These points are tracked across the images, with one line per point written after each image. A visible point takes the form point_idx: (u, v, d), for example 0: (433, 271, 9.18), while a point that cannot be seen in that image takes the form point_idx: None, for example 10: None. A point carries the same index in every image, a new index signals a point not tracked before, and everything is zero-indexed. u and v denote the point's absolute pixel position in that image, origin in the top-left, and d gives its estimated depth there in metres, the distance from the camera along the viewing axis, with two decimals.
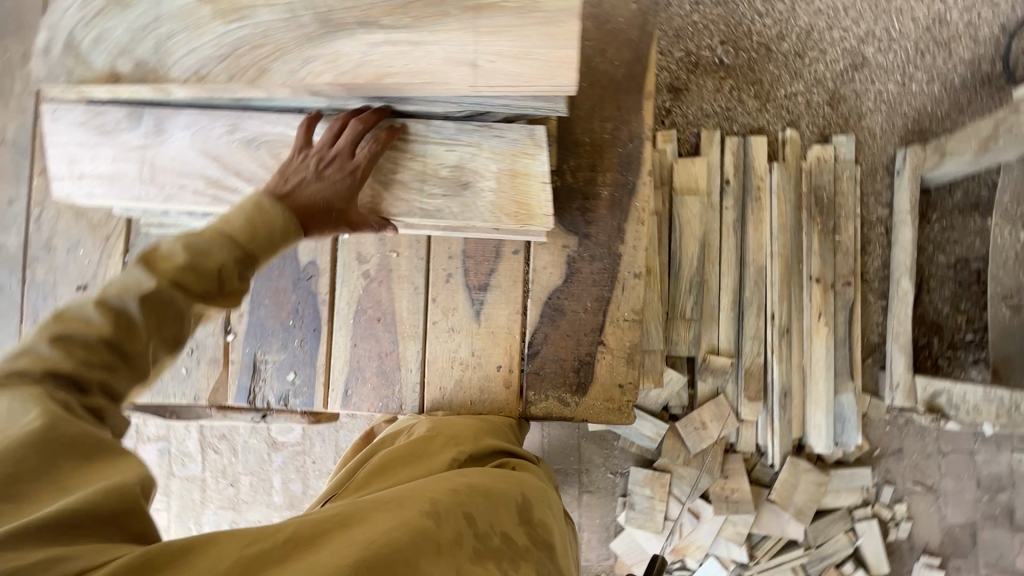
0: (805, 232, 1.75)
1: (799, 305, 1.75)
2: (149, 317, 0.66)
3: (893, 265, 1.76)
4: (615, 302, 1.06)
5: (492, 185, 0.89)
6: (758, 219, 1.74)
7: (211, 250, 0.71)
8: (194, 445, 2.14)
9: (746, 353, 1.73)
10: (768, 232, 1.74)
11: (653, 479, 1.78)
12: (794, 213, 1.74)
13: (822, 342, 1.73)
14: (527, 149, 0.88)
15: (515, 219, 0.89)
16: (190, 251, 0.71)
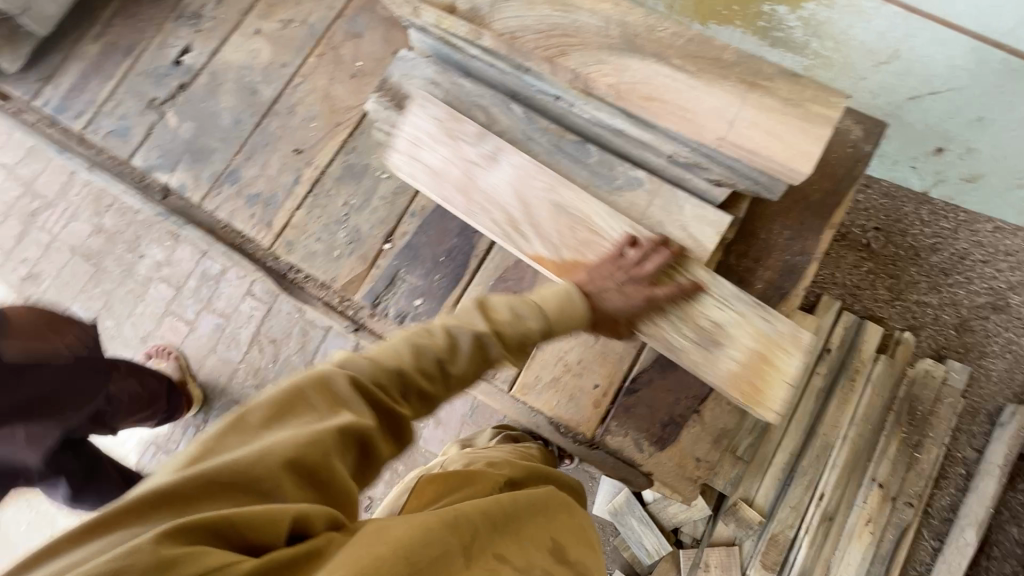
0: (884, 435, 1.69)
1: (850, 501, 1.64)
2: (464, 348, 0.82)
3: (961, 511, 1.68)
4: (724, 394, 1.09)
5: (735, 352, 0.95)
6: (845, 399, 1.68)
7: (529, 318, 0.86)
8: (247, 334, 2.28)
9: (778, 519, 1.64)
10: (847, 419, 1.67)
11: None
12: (883, 411, 1.70)
13: (859, 549, 1.62)
14: (789, 347, 0.94)
15: (748, 397, 0.93)
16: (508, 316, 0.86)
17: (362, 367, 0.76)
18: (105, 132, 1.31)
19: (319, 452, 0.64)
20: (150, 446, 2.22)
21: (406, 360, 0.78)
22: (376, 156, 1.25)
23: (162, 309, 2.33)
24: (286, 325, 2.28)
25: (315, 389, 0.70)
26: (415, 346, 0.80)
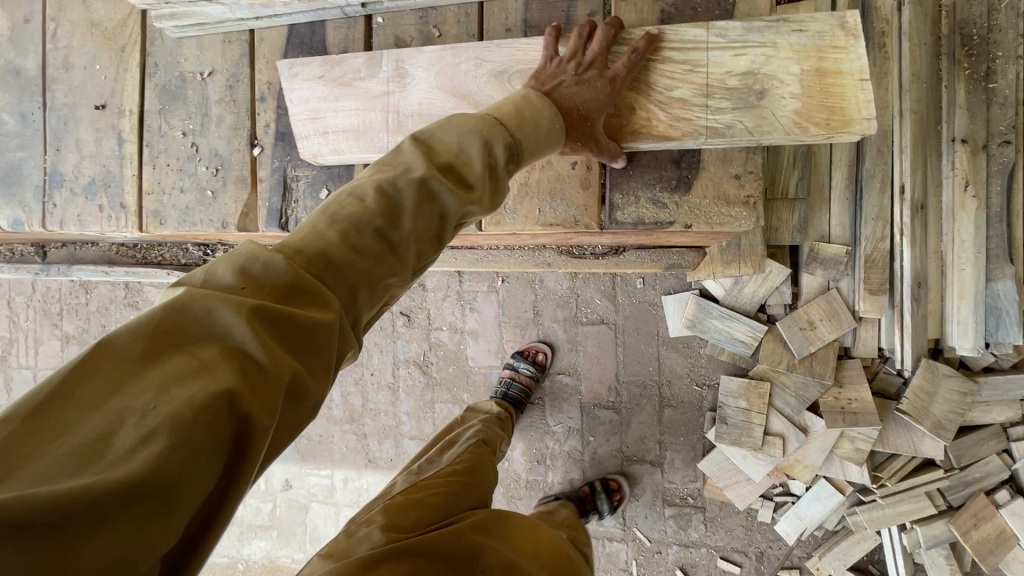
0: (946, 87, 1.58)
1: (935, 176, 1.61)
2: (406, 207, 0.75)
3: None
4: (742, 108, 1.03)
5: (795, 93, 1.01)
6: (887, 74, 1.58)
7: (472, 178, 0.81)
8: None
9: (865, 237, 1.64)
10: (897, 90, 1.58)
11: (748, 388, 1.72)
12: (932, 69, 1.58)
13: (969, 219, 1.56)
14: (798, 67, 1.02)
15: (828, 128, 0.99)
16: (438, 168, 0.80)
17: (325, 237, 0.70)
18: (3, 226, 1.50)
19: (176, 440, 0.50)
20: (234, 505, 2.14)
21: (344, 247, 0.70)
22: (243, 95, 1.37)
23: None
24: None
25: (192, 324, 0.57)
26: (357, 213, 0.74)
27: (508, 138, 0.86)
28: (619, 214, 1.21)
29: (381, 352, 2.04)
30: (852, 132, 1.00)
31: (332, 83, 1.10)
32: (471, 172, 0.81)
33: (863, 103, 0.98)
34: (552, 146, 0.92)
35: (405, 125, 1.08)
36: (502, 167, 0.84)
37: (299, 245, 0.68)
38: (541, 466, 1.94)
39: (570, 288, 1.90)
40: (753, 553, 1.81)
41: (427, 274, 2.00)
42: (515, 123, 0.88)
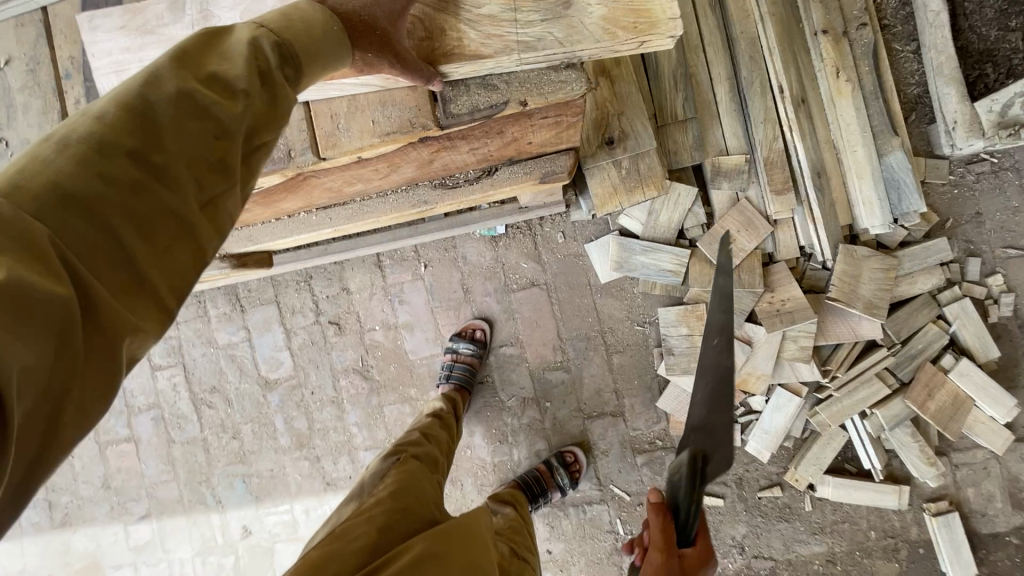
0: None
1: (809, 69, 1.63)
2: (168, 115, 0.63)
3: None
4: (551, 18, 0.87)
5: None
6: None
7: (235, 82, 0.68)
8: (183, 405, 1.97)
9: (759, 141, 1.62)
10: None
11: (686, 313, 1.70)
12: None
13: (848, 103, 1.60)
14: None
15: (637, 31, 0.87)
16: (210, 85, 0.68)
17: (57, 166, 0.56)
18: None
19: None
20: (195, 565, 1.97)
21: (84, 177, 0.57)
22: (49, 78, 1.17)
23: (95, 449, 2.01)
24: (212, 365, 1.96)
25: None
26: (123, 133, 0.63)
27: (277, 41, 0.72)
28: (450, 110, 0.92)
29: (317, 368, 1.93)
30: (662, 36, 0.87)
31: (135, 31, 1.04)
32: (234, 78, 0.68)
33: (667, 2, 0.86)
34: (336, 64, 0.78)
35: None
36: (281, 70, 0.72)
37: (18, 180, 0.55)
38: (505, 445, 1.86)
39: (494, 257, 1.86)
40: (732, 481, 1.77)
41: (348, 276, 1.91)
42: (288, 28, 0.74)
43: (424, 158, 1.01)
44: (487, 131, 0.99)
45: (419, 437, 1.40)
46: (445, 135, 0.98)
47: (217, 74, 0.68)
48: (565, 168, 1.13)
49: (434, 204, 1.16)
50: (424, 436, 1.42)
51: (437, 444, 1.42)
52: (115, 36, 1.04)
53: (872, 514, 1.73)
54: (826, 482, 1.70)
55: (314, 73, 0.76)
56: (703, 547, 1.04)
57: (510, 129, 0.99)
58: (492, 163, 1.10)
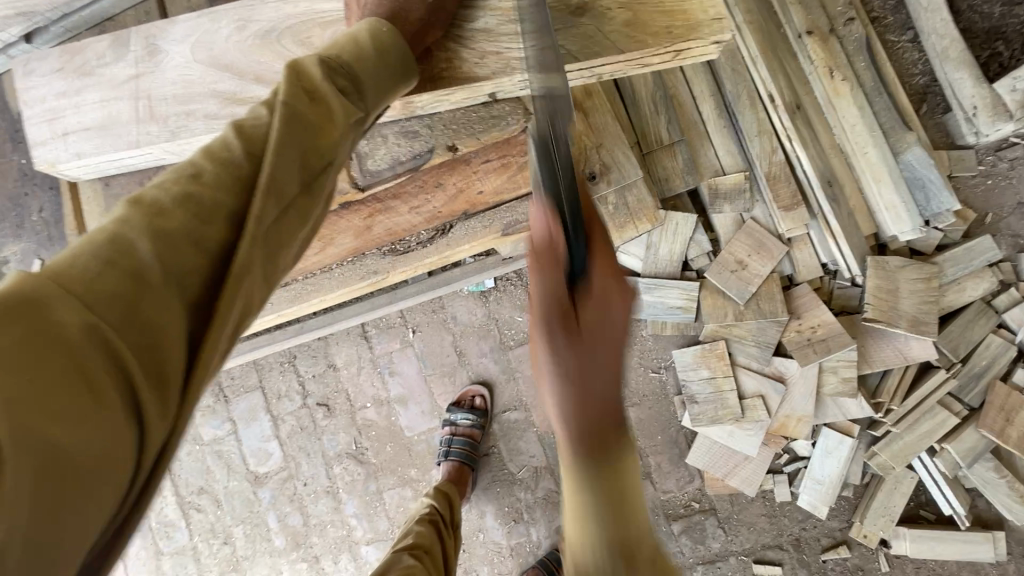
0: None
1: (799, 71, 1.47)
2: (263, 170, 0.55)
3: None
4: (562, 29, 0.80)
5: (623, 3, 0.81)
6: None
7: (311, 117, 0.60)
8: (166, 514, 1.79)
9: (757, 157, 1.45)
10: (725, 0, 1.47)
11: (705, 355, 1.51)
12: None
13: (849, 103, 1.43)
14: None
15: (673, 36, 0.80)
16: (205, 176, 0.53)
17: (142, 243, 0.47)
18: None
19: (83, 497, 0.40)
20: None
21: (178, 258, 0.48)
22: None
23: None
24: (196, 466, 1.79)
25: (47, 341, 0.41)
26: (100, 266, 0.45)
27: (352, 84, 0.65)
28: (367, 166, 0.92)
29: (308, 456, 1.76)
30: (704, 42, 0.81)
31: (73, 75, 0.89)
32: (325, 125, 0.61)
33: (708, 2, 0.80)
34: (398, 86, 0.72)
35: (159, 110, 0.86)
36: (359, 115, 0.66)
37: (108, 253, 0.46)
38: (521, 524, 1.66)
39: (486, 313, 1.69)
40: (789, 544, 1.54)
41: (334, 351, 1.75)
42: (370, 69, 0.68)
43: (358, 226, 0.99)
44: (422, 186, 0.98)
45: (415, 560, 1.13)
46: (374, 196, 0.98)
47: (297, 107, 0.59)
48: (527, 216, 1.01)
49: (387, 274, 1.07)
50: (417, 556, 1.15)
51: (432, 562, 1.18)
52: (52, 81, 0.89)
53: (965, 568, 1.49)
54: (903, 538, 1.47)
55: (373, 106, 0.68)
56: (606, 274, 0.63)
57: (452, 180, 0.98)
58: (447, 221, 1.02)
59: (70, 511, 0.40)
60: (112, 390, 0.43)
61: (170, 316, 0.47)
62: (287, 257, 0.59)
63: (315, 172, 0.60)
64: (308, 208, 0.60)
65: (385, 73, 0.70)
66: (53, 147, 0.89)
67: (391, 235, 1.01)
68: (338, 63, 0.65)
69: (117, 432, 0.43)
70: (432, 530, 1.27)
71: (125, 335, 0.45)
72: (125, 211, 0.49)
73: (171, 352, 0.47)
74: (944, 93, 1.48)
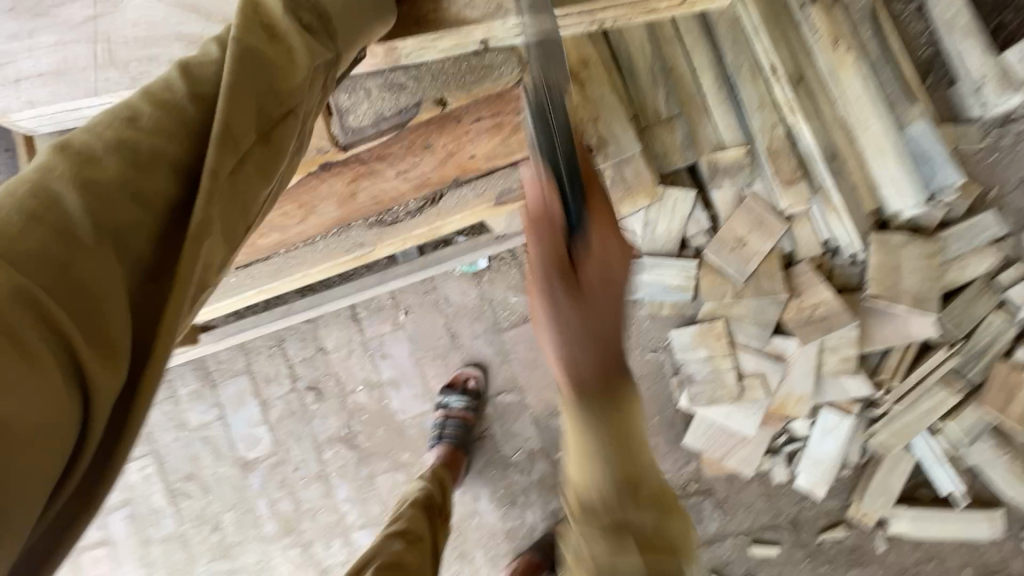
0: None
1: (802, 41, 1.41)
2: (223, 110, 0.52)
3: None
4: None
5: None
6: None
7: (271, 55, 0.56)
8: (154, 500, 1.75)
9: (758, 130, 1.41)
10: None
11: (703, 334, 1.48)
12: None
13: (853, 74, 1.38)
14: None
15: None
16: (144, 121, 0.50)
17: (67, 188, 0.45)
18: None
19: (20, 437, 0.38)
20: None
21: (112, 198, 0.46)
22: None
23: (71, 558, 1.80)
24: (184, 451, 1.75)
25: None
26: (20, 216, 0.42)
27: (318, 26, 0.61)
28: (348, 122, 0.87)
29: (298, 441, 1.72)
30: None
31: (26, 16, 0.82)
32: (291, 68, 0.57)
33: None
34: (377, 21, 0.67)
35: (120, 56, 0.81)
36: (325, 60, 0.62)
37: (29, 202, 0.43)
38: (516, 508, 1.64)
39: (479, 295, 1.65)
40: (787, 524, 1.53)
41: (323, 333, 1.70)
42: (338, 8, 0.62)
43: (343, 192, 0.94)
44: (408, 146, 0.92)
45: (404, 546, 1.10)
46: (358, 159, 0.92)
47: (255, 45, 0.55)
48: (522, 184, 0.97)
49: (374, 246, 1.03)
50: (408, 542, 1.12)
51: (423, 549, 1.14)
52: (1, 21, 0.82)
53: (961, 546, 1.49)
54: (901, 517, 1.46)
55: (341, 46, 0.64)
56: (605, 228, 0.66)
57: (441, 141, 0.93)
58: (437, 189, 0.98)
59: (2, 451, 0.37)
60: (34, 334, 0.40)
61: (102, 260, 0.45)
62: (249, 218, 0.56)
63: (272, 120, 0.56)
64: (273, 158, 0.57)
65: (351, 15, 0.64)
66: (2, 94, 0.82)
67: (377, 204, 0.96)
68: None
69: (48, 372, 0.40)
70: (423, 515, 1.25)
71: (47, 280, 0.42)
72: (50, 160, 0.46)
73: (110, 298, 0.44)
74: (950, 64, 1.43)
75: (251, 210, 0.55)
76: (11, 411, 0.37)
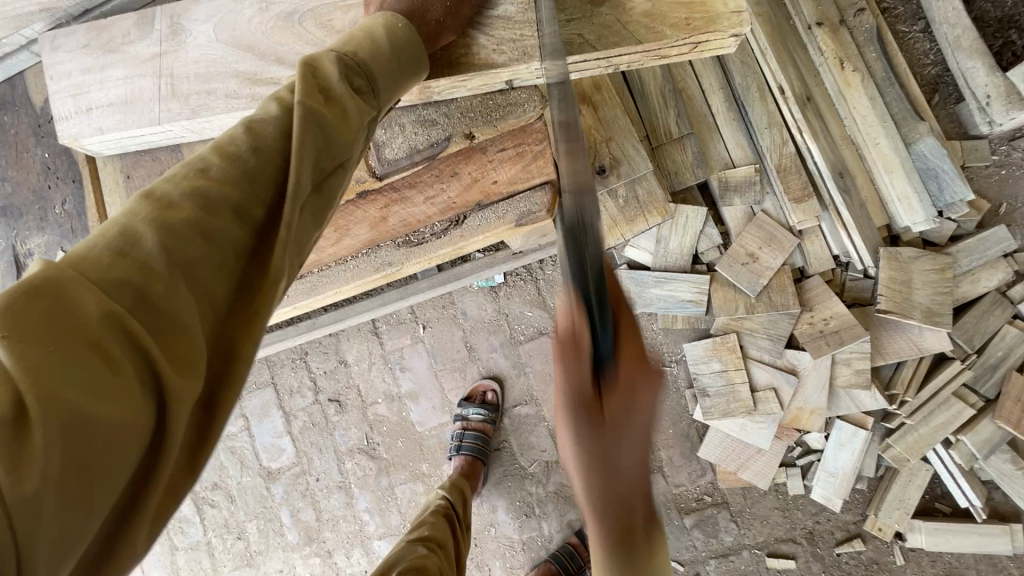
0: None
1: (809, 63, 1.46)
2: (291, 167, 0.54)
3: None
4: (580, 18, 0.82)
5: None
6: None
7: (327, 114, 0.58)
8: (181, 509, 1.81)
9: (767, 149, 1.45)
10: None
11: (717, 348, 1.50)
12: None
13: (859, 94, 1.42)
14: None
15: (690, 28, 0.81)
16: (213, 171, 0.51)
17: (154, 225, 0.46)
18: None
19: (113, 460, 0.39)
20: None
21: (191, 238, 0.47)
22: None
23: None
24: (211, 461, 1.81)
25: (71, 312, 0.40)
26: (110, 256, 0.43)
27: (368, 88, 0.65)
28: (384, 154, 0.93)
29: (320, 452, 1.77)
30: (723, 35, 0.82)
31: (99, 52, 0.90)
32: (346, 129, 0.60)
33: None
34: (419, 69, 0.71)
35: (182, 89, 0.87)
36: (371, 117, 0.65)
37: (122, 241, 0.44)
38: (533, 519, 1.67)
39: (496, 309, 1.70)
40: (803, 537, 1.53)
41: (345, 347, 1.76)
42: (388, 67, 0.67)
43: (375, 216, 1.01)
44: (438, 175, 0.99)
45: (426, 551, 1.14)
46: (390, 186, 1.00)
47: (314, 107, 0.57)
48: (541, 206, 1.00)
49: (401, 266, 1.09)
50: (431, 548, 1.16)
51: (444, 554, 1.18)
52: (77, 57, 0.91)
53: (981, 561, 1.48)
54: (919, 532, 1.46)
55: (387, 100, 0.68)
56: (635, 362, 0.62)
57: (467, 169, 0.99)
58: (460, 212, 1.03)
59: (97, 473, 0.38)
60: (130, 366, 0.41)
61: (185, 296, 0.45)
62: (304, 258, 0.57)
63: (325, 172, 0.58)
64: (327, 210, 0.59)
65: (401, 65, 0.69)
66: (75, 122, 0.90)
67: (405, 227, 1.02)
68: (353, 60, 0.64)
69: (138, 404, 0.41)
70: (445, 523, 1.28)
71: (140, 313, 0.43)
72: (135, 204, 0.47)
73: (191, 333, 0.45)
74: (956, 83, 1.47)
75: (306, 254, 0.57)
76: (112, 440, 0.39)
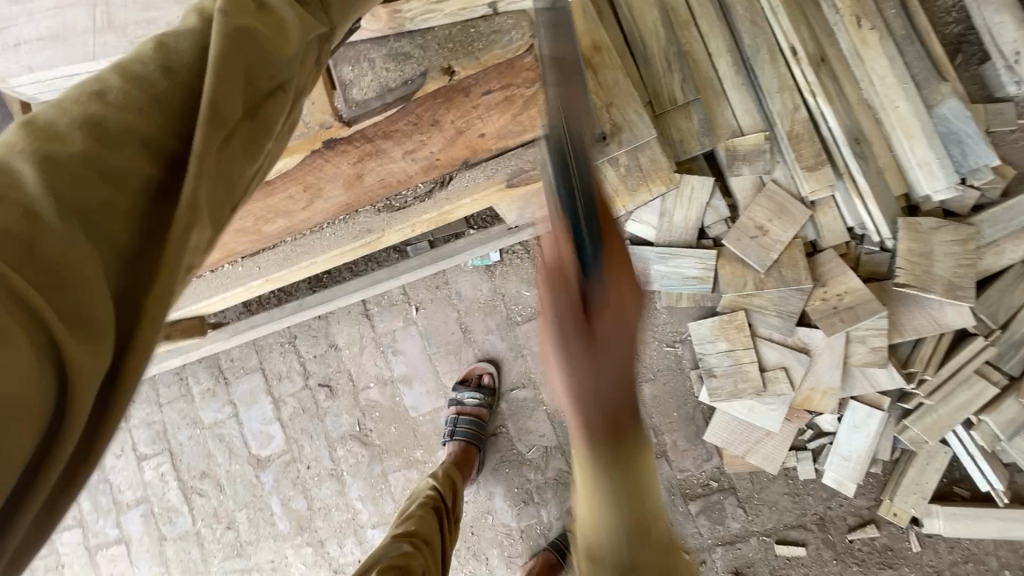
0: None
1: (824, 20, 1.36)
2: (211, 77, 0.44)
3: None
4: None
5: None
6: None
7: (261, 32, 0.50)
8: (169, 499, 1.75)
9: (778, 114, 1.36)
10: None
11: (723, 326, 1.42)
12: None
13: (877, 53, 1.33)
14: None
15: None
16: (113, 94, 0.42)
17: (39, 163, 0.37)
18: None
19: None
20: None
21: (85, 175, 0.38)
22: None
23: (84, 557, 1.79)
24: (199, 449, 1.74)
25: None
26: None
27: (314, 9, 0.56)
28: (352, 96, 0.81)
29: (311, 439, 1.71)
30: None
31: None
32: (285, 47, 0.51)
33: None
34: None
35: (119, 19, 0.79)
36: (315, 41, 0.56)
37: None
38: (531, 506, 1.60)
39: (491, 289, 1.62)
40: (814, 523, 1.47)
41: (334, 330, 1.69)
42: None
43: (348, 173, 0.91)
44: (415, 123, 0.88)
45: (410, 548, 1.07)
46: (363, 136, 0.88)
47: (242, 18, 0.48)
48: (533, 164, 0.96)
49: (382, 233, 1.01)
50: (416, 545, 1.09)
51: (430, 551, 1.11)
52: None
53: (998, 546, 1.42)
54: (936, 517, 1.39)
55: (339, 27, 0.60)
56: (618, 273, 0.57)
57: (449, 117, 0.89)
58: (445, 172, 0.98)
59: None
60: (4, 325, 0.32)
61: (82, 244, 0.37)
62: (236, 199, 0.47)
63: (260, 96, 0.48)
64: (263, 138, 0.48)
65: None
66: (1, 58, 0.80)
67: (385, 188, 0.95)
68: None
69: (12, 372, 0.32)
70: (432, 517, 1.22)
71: (20, 263, 0.34)
72: (15, 136, 0.39)
73: (92, 286, 0.36)
74: (981, 41, 1.37)
75: (242, 191, 0.47)
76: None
